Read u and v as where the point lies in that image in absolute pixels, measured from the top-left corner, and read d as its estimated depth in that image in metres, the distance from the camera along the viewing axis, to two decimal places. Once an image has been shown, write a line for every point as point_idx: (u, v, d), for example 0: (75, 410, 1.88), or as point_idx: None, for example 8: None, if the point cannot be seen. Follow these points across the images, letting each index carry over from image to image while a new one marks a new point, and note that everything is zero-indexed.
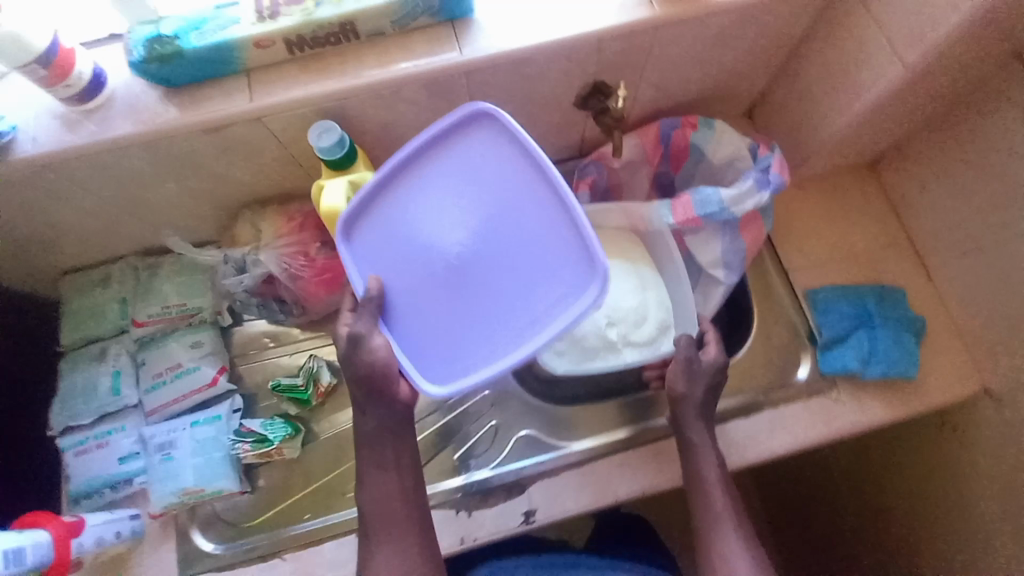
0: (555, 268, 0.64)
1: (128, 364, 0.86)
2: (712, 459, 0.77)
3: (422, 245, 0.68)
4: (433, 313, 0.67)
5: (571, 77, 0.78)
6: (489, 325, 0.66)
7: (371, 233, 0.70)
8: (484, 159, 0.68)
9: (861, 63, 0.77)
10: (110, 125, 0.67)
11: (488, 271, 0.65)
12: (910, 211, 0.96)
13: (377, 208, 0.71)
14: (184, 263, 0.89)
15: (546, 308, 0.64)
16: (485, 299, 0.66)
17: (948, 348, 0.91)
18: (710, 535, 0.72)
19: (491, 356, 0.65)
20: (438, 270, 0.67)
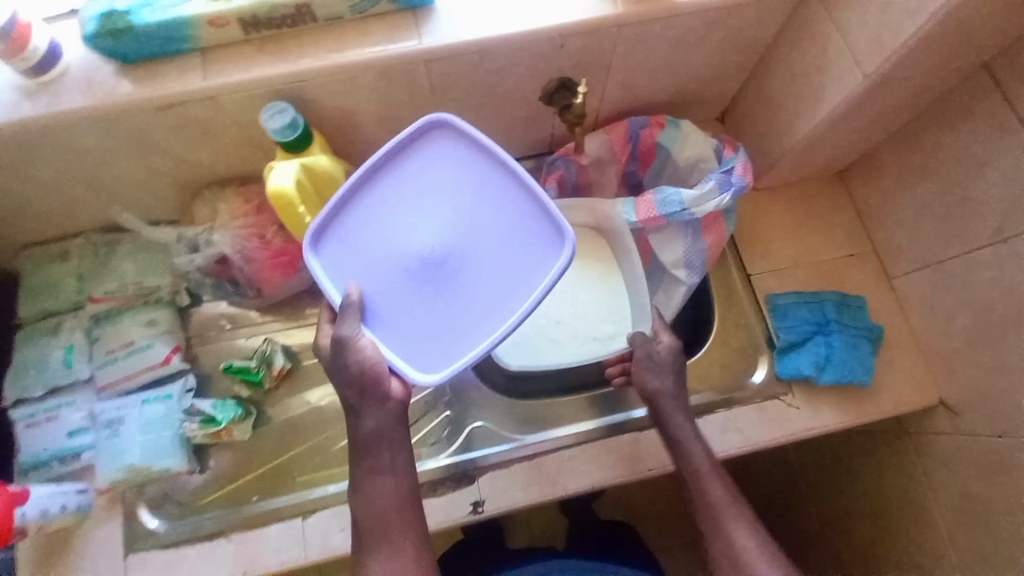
0: (524, 240, 0.66)
1: (82, 340, 0.85)
2: (700, 450, 0.74)
3: (397, 246, 0.66)
4: (415, 310, 0.65)
5: (535, 72, 0.78)
6: (472, 302, 0.65)
7: (343, 242, 0.67)
8: (446, 160, 0.69)
9: (824, 70, 0.77)
10: (65, 99, 0.67)
11: (466, 262, 0.66)
12: (873, 221, 0.96)
13: (347, 215, 0.68)
14: (142, 241, 0.88)
15: (527, 286, 0.65)
16: (468, 288, 0.65)
17: (906, 358, 0.91)
18: (720, 535, 0.68)
19: (483, 335, 0.64)
20: (416, 264, 0.66)
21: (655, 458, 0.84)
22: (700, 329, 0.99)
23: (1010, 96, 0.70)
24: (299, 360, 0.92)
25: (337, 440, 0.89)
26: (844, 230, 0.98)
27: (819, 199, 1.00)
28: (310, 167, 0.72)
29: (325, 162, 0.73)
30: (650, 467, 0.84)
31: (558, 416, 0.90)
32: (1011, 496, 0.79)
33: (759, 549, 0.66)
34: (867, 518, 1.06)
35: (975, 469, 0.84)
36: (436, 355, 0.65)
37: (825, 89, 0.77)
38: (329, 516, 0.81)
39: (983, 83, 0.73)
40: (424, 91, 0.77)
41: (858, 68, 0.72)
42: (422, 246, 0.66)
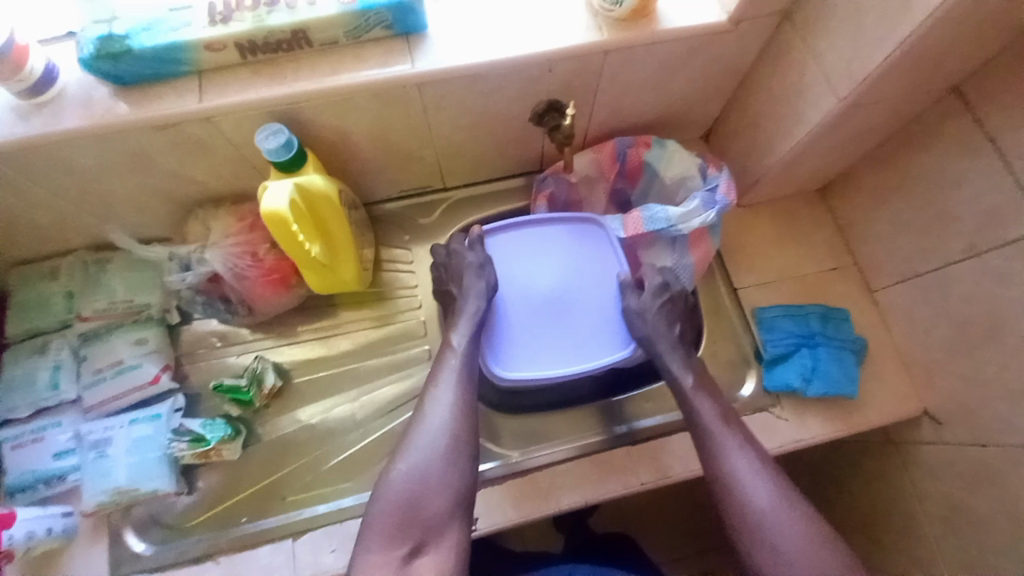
0: (613, 320, 0.85)
1: (69, 359, 0.84)
2: (688, 372, 0.80)
3: (533, 280, 0.86)
4: (513, 319, 0.85)
5: (525, 95, 0.81)
6: (556, 344, 0.83)
7: (504, 254, 0.88)
8: (608, 251, 0.88)
9: (802, 93, 0.80)
10: (61, 120, 0.67)
11: (562, 317, 0.85)
12: (855, 237, 0.99)
13: (526, 245, 0.88)
14: (133, 259, 0.88)
15: (581, 357, 0.83)
16: (550, 336, 0.84)
17: (891, 371, 0.93)
18: (710, 446, 0.73)
19: (537, 373, 0.82)
20: (521, 290, 0.86)
21: (647, 472, 0.85)
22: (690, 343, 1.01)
23: (977, 118, 0.73)
24: (290, 378, 0.92)
25: (329, 458, 0.88)
26: (826, 245, 1.01)
27: (803, 215, 1.03)
28: (305, 186, 0.72)
29: (319, 181, 0.74)
30: (643, 482, 0.84)
31: (553, 432, 0.89)
32: (995, 501, 0.81)
33: (745, 454, 0.71)
34: (860, 527, 1.07)
35: (961, 479, 0.86)
36: (515, 360, 0.82)
37: (803, 110, 0.80)
38: (321, 536, 0.80)
39: (951, 107, 0.76)
40: (418, 112, 0.78)
41: (833, 92, 0.75)
42: (548, 284, 0.86)
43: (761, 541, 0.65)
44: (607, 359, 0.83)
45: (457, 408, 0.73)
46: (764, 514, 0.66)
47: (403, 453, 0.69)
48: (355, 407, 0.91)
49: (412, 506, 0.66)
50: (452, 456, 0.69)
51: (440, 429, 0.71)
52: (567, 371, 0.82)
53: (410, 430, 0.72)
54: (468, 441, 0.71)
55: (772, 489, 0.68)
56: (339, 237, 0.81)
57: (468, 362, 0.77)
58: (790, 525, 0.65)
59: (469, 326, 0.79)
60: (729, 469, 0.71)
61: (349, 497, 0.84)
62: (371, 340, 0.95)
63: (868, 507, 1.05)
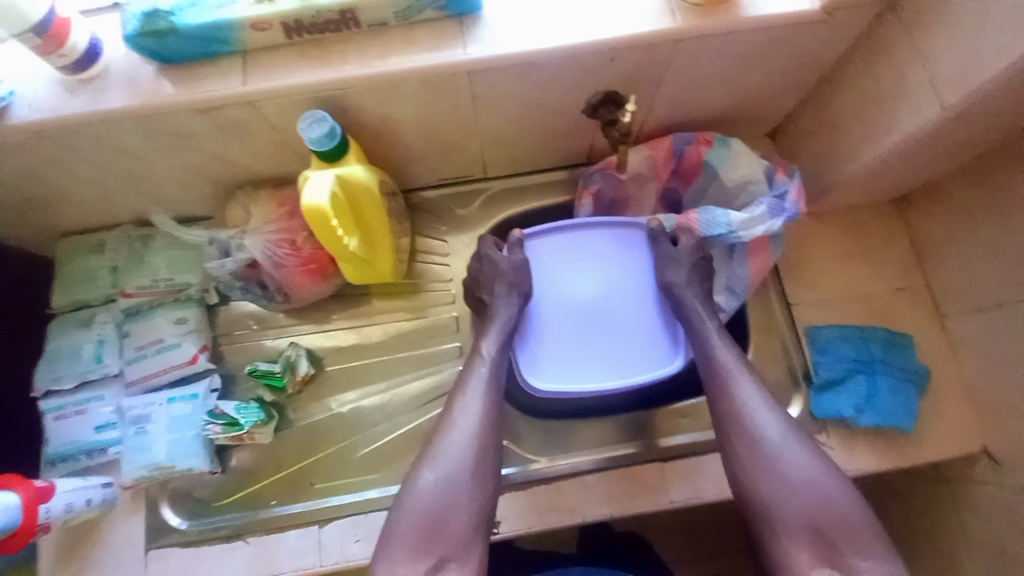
0: (657, 333, 0.81)
1: (113, 334, 0.86)
2: (714, 320, 0.75)
3: (576, 284, 0.82)
4: (554, 326, 0.81)
5: (582, 85, 0.74)
6: (597, 356, 0.80)
7: (546, 257, 0.83)
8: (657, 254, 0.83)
9: (895, 97, 0.71)
10: (106, 99, 0.66)
11: (606, 324, 0.81)
12: (931, 257, 0.90)
13: (570, 247, 0.83)
14: (175, 238, 0.88)
15: (625, 369, 0.79)
16: (593, 344, 0.80)
17: (954, 406, 0.86)
18: (727, 387, 0.71)
19: (579, 384, 0.79)
20: (562, 298, 0.82)
21: (679, 492, 0.82)
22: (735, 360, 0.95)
23: None
24: (323, 366, 0.91)
25: (358, 450, 0.88)
26: (896, 263, 0.92)
27: (872, 228, 0.94)
28: (346, 178, 0.69)
29: (361, 173, 0.70)
30: (674, 501, 0.81)
31: (583, 439, 0.86)
32: None
33: (761, 399, 0.70)
34: None
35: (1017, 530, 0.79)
36: (552, 372, 0.79)
37: (895, 116, 0.71)
38: (345, 526, 0.82)
39: None
40: (465, 102, 0.74)
41: (934, 97, 0.66)
42: (589, 292, 0.82)
43: (773, 474, 0.66)
44: (652, 372, 0.79)
45: (484, 423, 0.70)
46: (777, 450, 0.67)
47: (430, 460, 0.68)
48: (385, 399, 0.90)
49: (436, 520, 0.65)
50: (477, 471, 0.68)
51: (468, 440, 0.69)
52: (606, 386, 0.78)
53: (436, 439, 0.70)
54: (493, 452, 0.70)
55: (784, 423, 0.68)
56: (377, 230, 0.78)
57: (497, 371, 0.74)
58: (801, 457, 0.66)
59: (500, 333, 0.76)
60: (745, 412, 0.69)
61: (375, 490, 0.84)
62: (403, 333, 0.93)
63: (905, 541, 1.00)
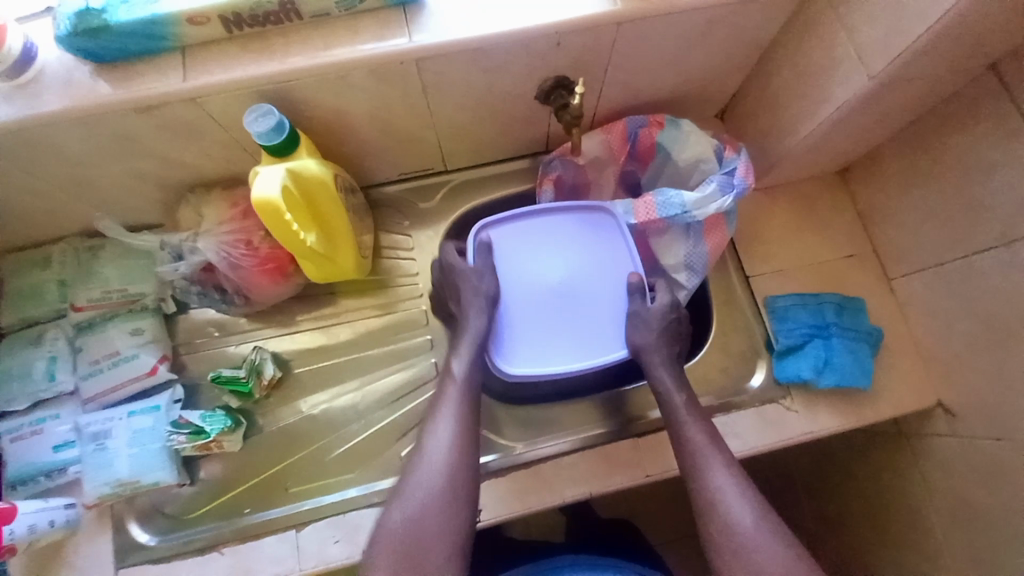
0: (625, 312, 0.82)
1: (65, 350, 0.82)
2: (682, 393, 0.76)
3: (537, 271, 0.83)
4: (518, 312, 0.82)
5: (532, 71, 0.75)
6: (566, 339, 0.81)
7: (507, 245, 0.84)
8: (615, 238, 0.85)
9: (829, 69, 0.75)
10: (40, 103, 0.63)
11: (568, 308, 0.82)
12: (875, 223, 0.94)
13: (530, 234, 0.85)
14: (126, 247, 0.85)
15: (589, 349, 0.80)
16: (556, 328, 0.81)
17: (906, 362, 0.90)
18: (698, 469, 0.71)
19: (544, 366, 0.80)
20: (529, 285, 0.83)
21: (654, 465, 0.83)
22: (700, 334, 0.98)
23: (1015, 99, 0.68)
24: (291, 368, 0.90)
25: (332, 449, 0.86)
26: (844, 230, 0.96)
27: (821, 199, 0.98)
28: (299, 172, 0.69)
29: (314, 167, 0.70)
30: (649, 474, 0.83)
31: (559, 422, 0.88)
32: (1007, 496, 0.79)
33: (733, 479, 0.70)
34: (864, 515, 1.06)
35: (971, 473, 0.84)
36: (520, 355, 0.80)
37: (829, 87, 0.75)
38: (324, 528, 0.79)
39: (987, 86, 0.71)
40: (416, 92, 0.74)
41: (864, 68, 0.70)
42: (556, 277, 0.83)
43: (746, 562, 0.65)
44: (614, 351, 0.80)
45: (456, 445, 0.71)
46: (747, 535, 0.66)
47: (401, 490, 0.69)
48: (358, 397, 0.89)
49: (411, 550, 0.64)
50: (452, 492, 0.68)
51: (439, 465, 0.70)
52: (573, 366, 0.79)
53: (410, 463, 0.71)
54: (467, 475, 0.70)
55: (756, 505, 0.68)
56: (335, 225, 0.78)
57: (468, 391, 0.75)
58: (771, 544, 0.65)
59: (470, 349, 0.77)
60: (716, 495, 0.69)
61: (354, 488, 0.83)
62: (372, 329, 0.93)
63: (872, 497, 1.04)
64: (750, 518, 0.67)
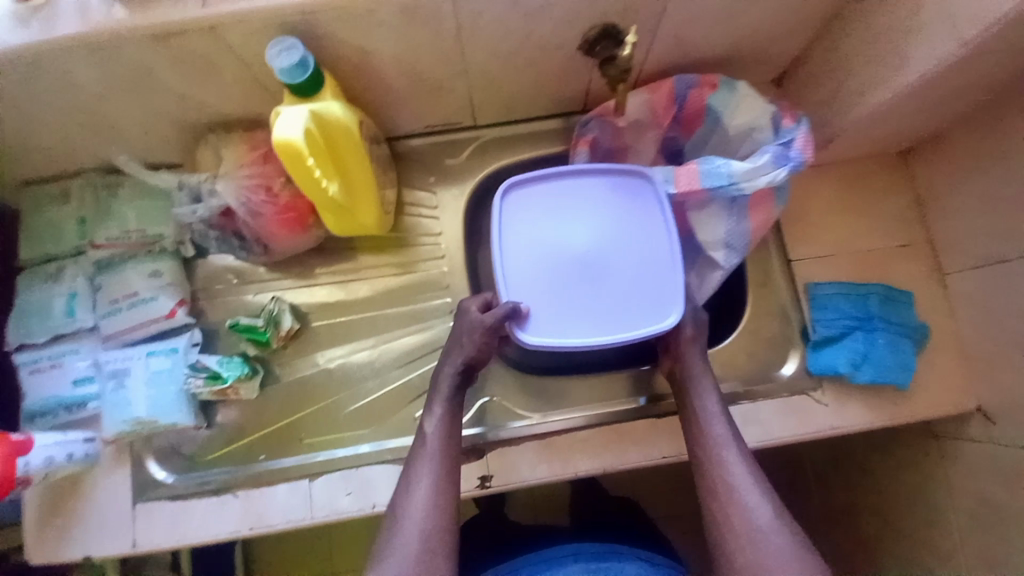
0: (655, 282, 0.78)
1: (85, 287, 0.82)
2: (711, 388, 0.74)
3: (568, 238, 0.79)
4: (546, 280, 0.78)
5: (576, 16, 0.69)
6: (590, 309, 0.77)
7: (536, 209, 0.79)
8: (653, 209, 0.80)
9: (912, 31, 0.66)
10: (53, 26, 0.59)
11: (598, 279, 0.78)
12: (935, 210, 0.86)
13: (563, 200, 0.80)
14: (144, 186, 0.83)
15: (617, 321, 0.77)
16: (585, 299, 0.77)
17: (948, 362, 0.85)
18: (714, 461, 0.69)
19: (568, 336, 0.76)
20: (553, 250, 0.78)
21: (670, 447, 0.81)
22: (731, 317, 0.93)
23: None
24: (309, 321, 0.89)
25: (346, 405, 0.86)
26: (899, 216, 0.89)
27: (877, 181, 0.90)
28: (321, 114, 0.64)
29: (337, 111, 0.66)
30: (665, 455, 0.81)
31: (572, 395, 0.86)
32: None
33: (751, 477, 0.67)
34: (875, 513, 1.03)
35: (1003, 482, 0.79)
36: (543, 325, 0.77)
37: (909, 53, 0.67)
38: (335, 480, 0.80)
39: None
40: (449, 33, 0.68)
41: (955, 29, 0.61)
42: (583, 244, 0.78)
43: (752, 559, 0.62)
44: (645, 326, 0.76)
45: (437, 504, 0.66)
46: (758, 533, 0.63)
47: (380, 561, 0.63)
48: (374, 355, 0.88)
49: None
50: (429, 558, 0.63)
51: (421, 530, 0.64)
52: (596, 340, 0.75)
53: (387, 529, 0.66)
54: (448, 535, 0.65)
55: (772, 505, 0.65)
56: (357, 174, 0.74)
57: (448, 446, 0.70)
58: (782, 546, 0.62)
59: (442, 406, 0.73)
60: (729, 490, 0.66)
61: (366, 444, 0.83)
62: (391, 288, 0.90)
63: (883, 497, 1.01)
64: (765, 513, 0.64)
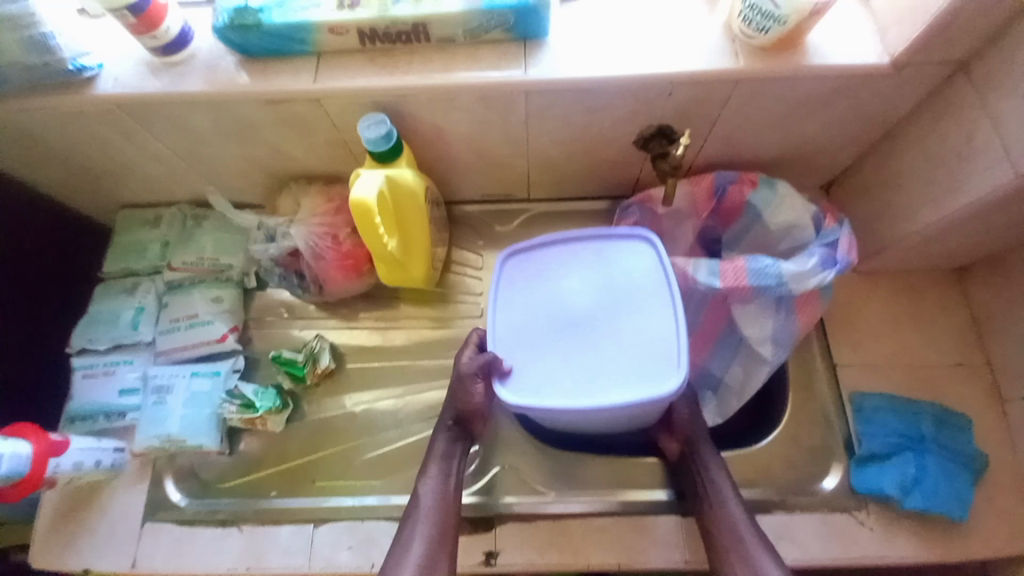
0: (657, 346, 0.70)
1: (152, 304, 0.89)
2: (722, 476, 0.74)
3: (562, 295, 0.75)
4: (537, 337, 0.73)
5: (636, 115, 0.75)
6: (577, 370, 0.70)
7: (533, 266, 0.78)
8: (659, 270, 0.75)
9: (963, 158, 0.68)
10: (186, 82, 0.70)
11: (594, 338, 0.71)
12: (992, 334, 0.83)
13: (561, 258, 0.78)
14: (226, 220, 0.91)
15: (610, 385, 0.68)
16: (577, 357, 0.71)
17: (1011, 502, 0.77)
18: (736, 554, 0.68)
19: (553, 397, 0.69)
20: (545, 307, 0.75)
21: (695, 552, 0.76)
22: (768, 417, 0.90)
23: None
24: (344, 363, 0.92)
25: (365, 452, 0.86)
26: (950, 335, 0.86)
27: (927, 296, 0.89)
28: (395, 179, 0.72)
29: (409, 176, 0.73)
30: (687, 560, 0.76)
31: (588, 479, 0.81)
32: None
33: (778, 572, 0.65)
34: None
35: None
36: (525, 387, 0.70)
37: (960, 178, 0.69)
38: (340, 531, 0.80)
39: None
40: (518, 120, 0.75)
41: (1005, 163, 0.63)
42: (578, 302, 0.74)
43: None
44: (639, 394, 0.67)
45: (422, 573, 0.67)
46: None
47: None
48: (399, 405, 0.89)
49: None
50: None
51: None
52: (579, 403, 0.67)
53: None
54: None
55: None
56: (415, 232, 0.80)
57: (443, 513, 0.72)
58: None
59: (435, 470, 0.76)
60: None
61: (374, 497, 0.82)
62: (425, 341, 0.93)
63: None
64: None
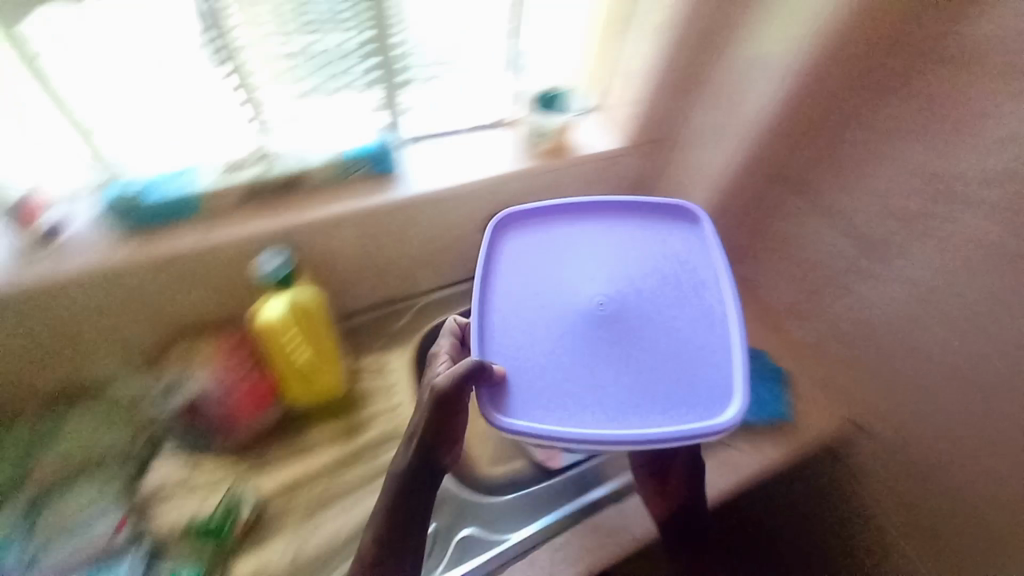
0: (688, 367, 0.70)
1: (14, 526, 0.76)
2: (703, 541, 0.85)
3: (577, 297, 0.75)
4: (561, 345, 0.71)
5: (483, 207, 0.94)
6: (607, 385, 0.68)
7: (551, 267, 0.79)
8: (680, 272, 0.78)
9: None
10: (61, 263, 0.75)
11: (620, 343, 0.71)
12: None
13: (591, 258, 0.79)
14: (101, 402, 0.86)
15: (646, 406, 0.66)
16: (608, 368, 0.70)
17: None
18: None
19: (581, 418, 0.66)
20: (562, 310, 0.74)
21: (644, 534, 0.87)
22: None
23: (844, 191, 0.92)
24: (267, 508, 0.84)
25: None
26: None
27: None
28: (296, 302, 0.81)
29: (310, 294, 0.82)
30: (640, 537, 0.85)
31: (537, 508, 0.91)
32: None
33: None
34: None
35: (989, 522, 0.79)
36: (530, 407, 0.67)
37: None
38: None
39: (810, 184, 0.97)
40: (389, 230, 0.90)
41: None
42: (597, 304, 0.74)
43: None
44: (680, 417, 0.65)
45: None
46: None
47: None
48: (340, 530, 0.83)
49: None
50: None
51: None
52: (613, 427, 0.64)
53: None
54: None
55: None
56: (323, 343, 0.87)
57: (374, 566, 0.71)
58: None
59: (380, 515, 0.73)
60: None
61: None
62: (347, 456, 0.90)
63: None
64: None
